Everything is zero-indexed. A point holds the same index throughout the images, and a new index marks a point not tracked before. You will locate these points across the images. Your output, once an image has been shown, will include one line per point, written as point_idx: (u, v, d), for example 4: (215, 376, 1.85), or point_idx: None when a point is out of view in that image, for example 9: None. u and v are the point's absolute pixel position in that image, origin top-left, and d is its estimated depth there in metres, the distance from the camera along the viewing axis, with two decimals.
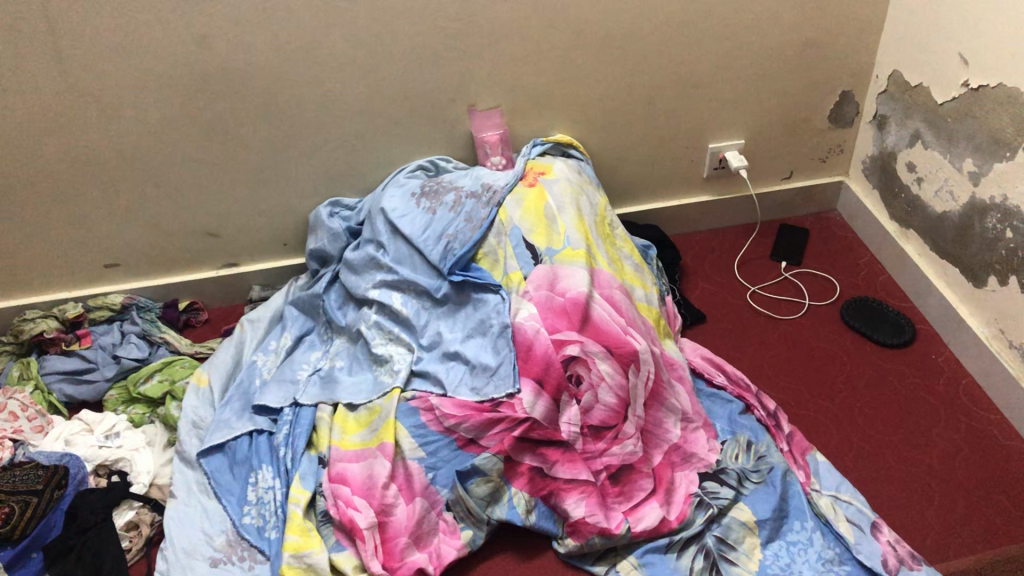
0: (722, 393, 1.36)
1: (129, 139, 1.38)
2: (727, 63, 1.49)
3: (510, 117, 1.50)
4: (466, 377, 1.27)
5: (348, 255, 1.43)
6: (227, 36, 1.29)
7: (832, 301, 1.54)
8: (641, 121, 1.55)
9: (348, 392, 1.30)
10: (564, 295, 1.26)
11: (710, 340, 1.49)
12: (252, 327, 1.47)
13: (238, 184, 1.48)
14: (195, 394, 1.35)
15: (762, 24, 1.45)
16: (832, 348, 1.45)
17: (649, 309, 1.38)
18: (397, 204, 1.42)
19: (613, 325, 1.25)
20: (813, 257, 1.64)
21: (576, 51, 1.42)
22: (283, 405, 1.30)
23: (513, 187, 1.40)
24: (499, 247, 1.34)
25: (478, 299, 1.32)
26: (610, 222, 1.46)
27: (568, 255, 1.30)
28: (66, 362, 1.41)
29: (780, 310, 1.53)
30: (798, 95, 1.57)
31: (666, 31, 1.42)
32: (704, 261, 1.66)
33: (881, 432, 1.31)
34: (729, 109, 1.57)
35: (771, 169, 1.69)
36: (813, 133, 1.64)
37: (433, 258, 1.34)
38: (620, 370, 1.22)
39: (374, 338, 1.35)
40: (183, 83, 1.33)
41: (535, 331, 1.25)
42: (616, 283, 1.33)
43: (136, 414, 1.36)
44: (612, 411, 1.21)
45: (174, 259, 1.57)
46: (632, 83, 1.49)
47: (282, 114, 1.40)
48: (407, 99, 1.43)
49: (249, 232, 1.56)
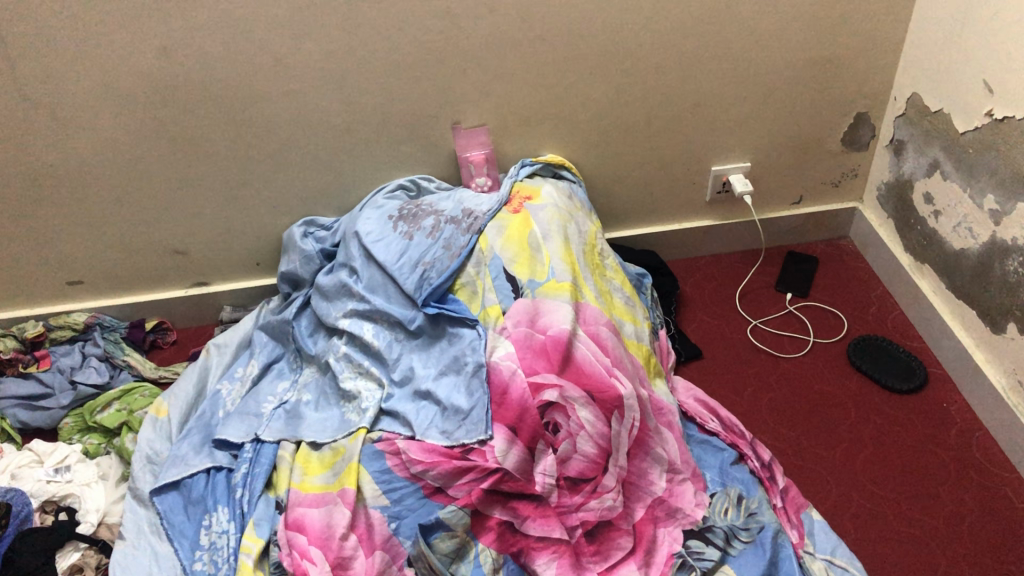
0: (713, 440, 1.27)
1: (88, 154, 1.31)
2: (731, 82, 1.39)
3: (496, 135, 1.41)
4: (437, 419, 1.19)
5: (320, 280, 1.35)
6: (192, 48, 1.21)
7: (839, 338, 1.44)
8: (638, 142, 1.45)
9: (312, 430, 1.22)
10: (544, 333, 1.17)
11: (705, 378, 1.39)
12: (219, 353, 1.39)
13: (207, 201, 1.40)
14: (153, 426, 1.27)
15: (769, 42, 1.34)
16: (836, 391, 1.36)
17: (639, 347, 1.29)
18: (372, 228, 1.33)
19: (597, 367, 1.16)
20: (820, 289, 1.54)
21: (570, 67, 1.33)
22: (243, 440, 1.23)
23: (497, 213, 1.31)
24: (478, 278, 1.26)
25: (453, 334, 1.24)
26: (600, 251, 1.36)
27: (551, 288, 1.21)
28: (23, 386, 1.35)
29: (781, 347, 1.44)
30: (808, 117, 1.47)
31: (667, 47, 1.32)
32: (704, 290, 1.56)
33: (885, 488, 1.22)
34: (733, 131, 1.46)
35: (777, 194, 1.58)
36: (824, 157, 1.54)
37: (408, 287, 1.25)
38: (602, 418, 1.13)
39: (343, 371, 1.27)
40: (144, 95, 1.25)
41: (511, 372, 1.16)
42: (602, 319, 1.23)
43: (91, 444, 1.29)
44: (591, 462, 1.12)
45: (142, 277, 1.49)
46: (629, 102, 1.39)
47: (252, 129, 1.32)
48: (386, 115, 1.34)
49: (220, 251, 1.48)
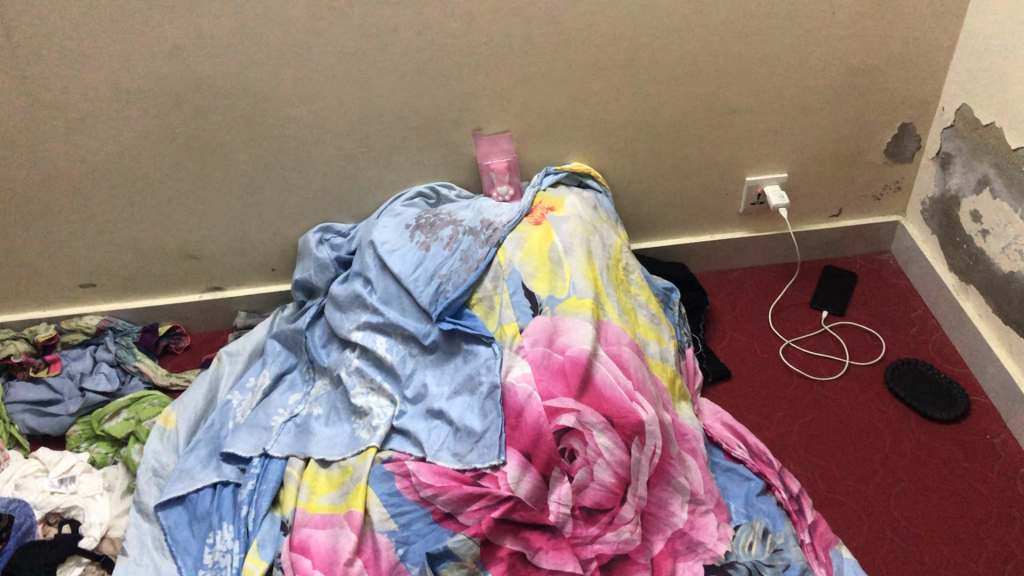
0: (739, 469, 1.20)
1: (98, 158, 1.28)
2: (767, 90, 1.32)
3: (519, 142, 1.35)
4: (449, 440, 1.14)
5: (334, 290, 1.30)
6: (205, 51, 1.17)
7: (876, 361, 1.36)
8: (668, 150, 1.39)
9: (321, 447, 1.18)
10: (562, 353, 1.12)
11: (733, 401, 1.33)
12: (231, 361, 1.36)
13: (221, 206, 1.37)
14: (160, 437, 1.24)
15: (808, 48, 1.27)
16: (871, 419, 1.28)
17: (663, 368, 1.22)
18: (388, 237, 1.28)
19: (617, 391, 1.10)
20: (858, 306, 1.47)
21: (597, 73, 1.27)
22: (252, 454, 1.19)
23: (517, 225, 1.26)
24: (496, 293, 1.20)
25: (468, 351, 1.19)
26: (626, 265, 1.30)
27: (571, 306, 1.16)
28: (32, 391, 1.33)
29: (815, 368, 1.36)
30: (849, 127, 1.39)
31: (700, 52, 1.26)
32: (735, 305, 1.49)
33: (920, 526, 1.15)
34: (769, 140, 1.40)
35: (815, 206, 1.51)
36: (866, 169, 1.46)
37: (423, 301, 1.21)
38: (621, 445, 1.08)
39: (354, 386, 1.23)
40: (156, 99, 1.22)
41: (526, 395, 1.11)
42: (625, 338, 1.17)
43: (98, 454, 1.26)
44: (608, 491, 1.07)
45: (155, 281, 1.47)
46: (659, 109, 1.33)
47: (266, 133, 1.28)
48: (405, 121, 1.29)
49: (235, 256, 1.45)
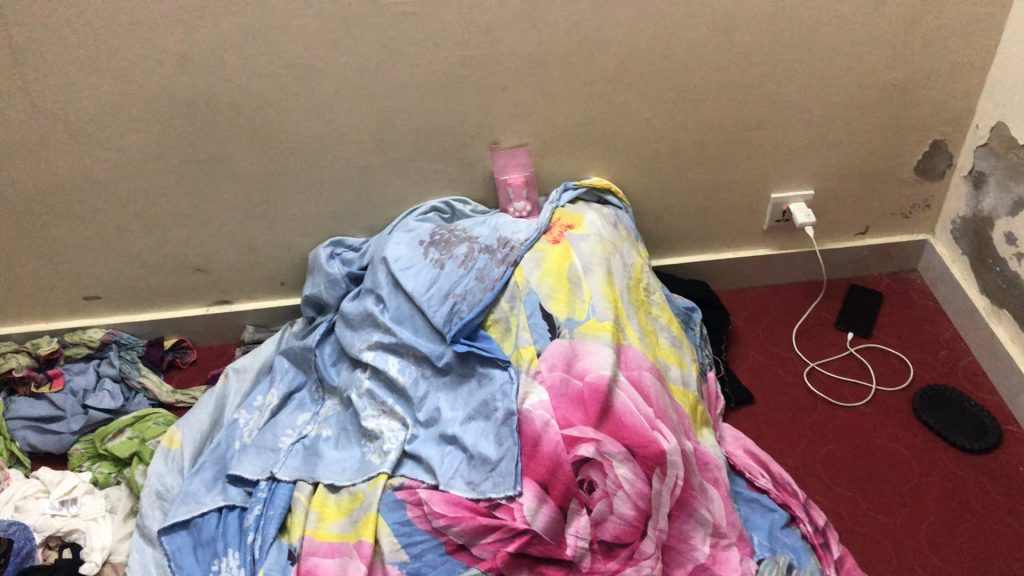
0: (763, 499, 1.16)
1: (104, 170, 1.24)
2: (794, 104, 1.28)
3: (538, 157, 1.31)
4: (463, 467, 1.10)
5: (345, 307, 1.26)
6: (215, 60, 1.13)
7: (904, 386, 1.32)
8: (691, 165, 1.35)
9: (330, 471, 1.14)
10: (581, 379, 1.08)
11: (756, 426, 1.28)
12: (237, 378, 1.32)
13: (230, 219, 1.33)
14: (164, 458, 1.20)
15: (839, 62, 1.23)
16: (899, 447, 1.24)
17: (685, 394, 1.18)
18: (401, 253, 1.24)
19: (638, 419, 1.06)
20: (885, 328, 1.42)
21: (619, 86, 1.22)
22: (258, 477, 1.15)
23: (535, 243, 1.21)
24: (512, 314, 1.17)
25: (483, 374, 1.15)
26: (647, 285, 1.26)
27: (591, 328, 1.12)
28: (34, 407, 1.29)
29: (840, 393, 1.32)
30: (878, 144, 1.35)
31: (727, 65, 1.22)
32: (758, 325, 1.45)
33: (950, 562, 1.10)
34: (795, 156, 1.35)
35: (841, 224, 1.46)
36: (895, 186, 1.41)
37: (436, 321, 1.16)
38: (642, 476, 1.04)
39: (365, 408, 1.19)
40: (163, 110, 1.18)
41: (543, 423, 1.07)
42: (646, 363, 1.13)
43: (100, 474, 1.22)
44: (628, 525, 1.03)
45: (162, 294, 1.43)
46: (682, 124, 1.29)
47: (276, 146, 1.24)
48: (420, 133, 1.25)
49: (244, 269, 1.41)
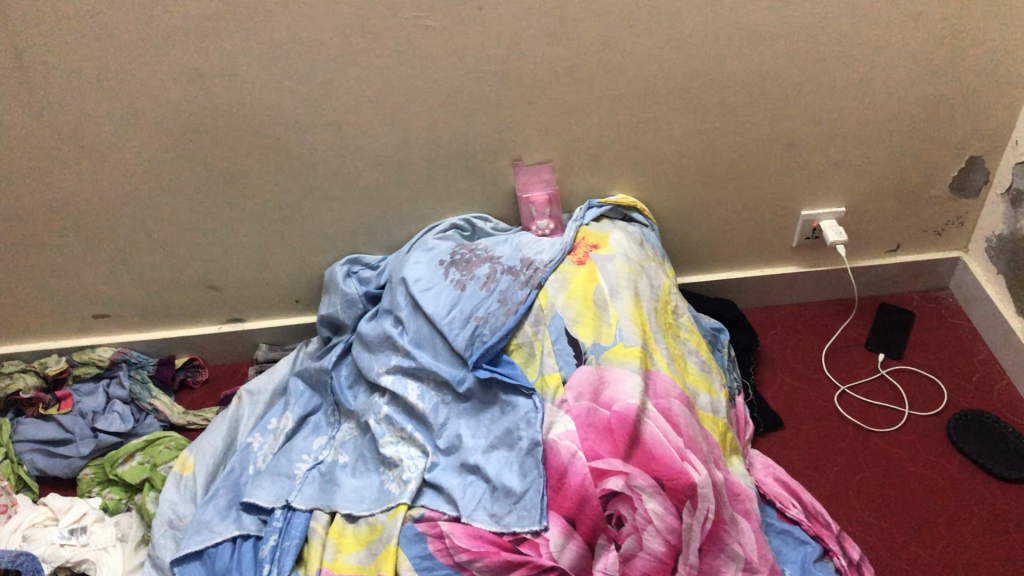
0: (795, 531, 1.12)
1: (115, 187, 1.21)
2: (828, 121, 1.24)
3: (562, 174, 1.27)
4: (486, 499, 1.06)
5: (363, 328, 1.22)
6: (231, 76, 1.09)
7: (938, 411, 1.28)
8: (720, 182, 1.30)
9: (347, 500, 1.10)
10: (609, 408, 1.04)
11: (786, 453, 1.24)
12: (251, 401, 1.29)
13: (244, 236, 1.29)
14: (176, 485, 1.17)
15: (875, 78, 1.19)
16: (934, 476, 1.20)
17: (714, 421, 1.14)
18: (421, 274, 1.20)
19: (667, 450, 1.02)
20: (916, 348, 1.38)
21: (648, 101, 1.18)
22: (273, 506, 1.11)
23: (560, 265, 1.18)
24: (536, 338, 1.13)
25: (506, 401, 1.11)
26: (674, 308, 1.22)
27: (618, 354, 1.08)
28: (42, 429, 1.26)
29: (871, 418, 1.28)
30: (914, 159, 1.30)
31: (760, 81, 1.17)
32: (786, 345, 1.41)
33: None
34: (826, 173, 1.31)
35: (872, 241, 1.42)
36: (929, 203, 1.37)
37: (458, 345, 1.12)
38: (672, 510, 1.00)
39: (383, 435, 1.15)
40: (176, 125, 1.14)
41: (570, 454, 1.03)
42: (675, 391, 1.09)
43: (111, 500, 1.19)
44: (659, 562, 0.98)
45: (173, 311, 1.40)
46: (712, 140, 1.24)
47: (293, 162, 1.20)
48: (441, 150, 1.21)
49: (258, 287, 1.37)
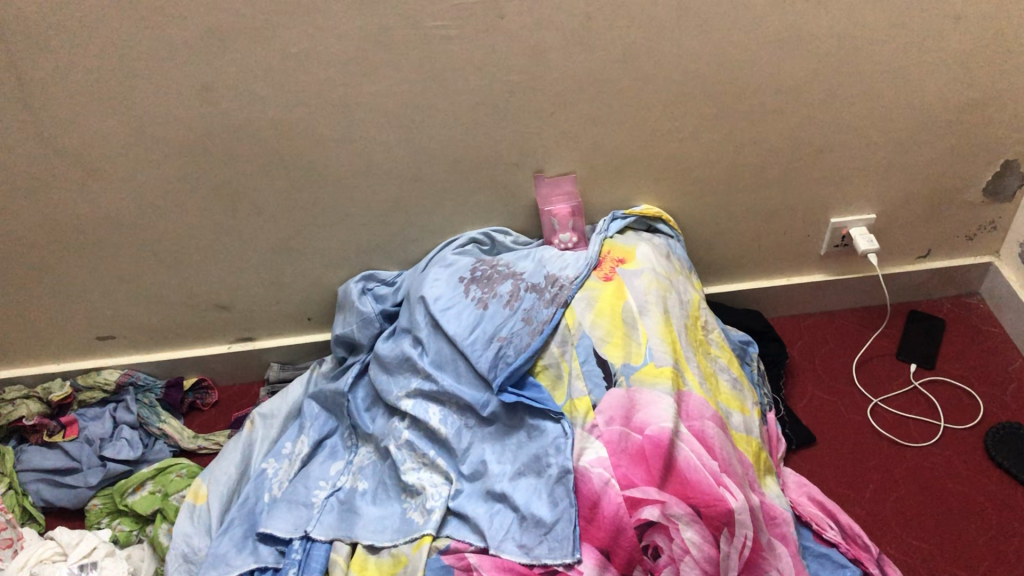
0: (833, 554, 1.06)
1: (120, 207, 1.16)
2: (860, 127, 1.19)
3: (584, 186, 1.22)
4: (514, 529, 1.01)
5: (380, 349, 1.18)
6: (240, 91, 1.04)
7: (974, 423, 1.23)
8: (747, 191, 1.26)
9: (368, 530, 1.05)
10: (641, 432, 0.99)
11: (819, 470, 1.20)
12: (265, 425, 1.25)
13: (255, 254, 1.25)
14: (190, 516, 1.12)
15: (911, 83, 1.14)
16: (973, 493, 1.15)
17: (748, 441, 1.09)
18: (440, 292, 1.16)
19: (703, 475, 0.96)
20: (948, 358, 1.34)
21: (675, 109, 1.13)
22: (291, 536, 1.06)
23: (586, 281, 1.13)
24: (564, 360, 1.08)
25: (533, 426, 1.06)
26: (704, 323, 1.18)
27: (649, 374, 1.03)
28: (47, 457, 1.22)
29: (906, 432, 1.24)
30: (947, 165, 1.26)
31: (790, 88, 1.13)
32: (814, 355, 1.37)
33: None
34: (856, 180, 1.27)
35: (901, 248, 1.39)
36: (961, 208, 1.33)
37: (481, 367, 1.08)
38: (710, 538, 0.94)
39: (404, 461, 1.11)
40: (183, 143, 1.09)
41: (603, 482, 0.98)
42: (709, 411, 1.03)
43: (121, 532, 1.15)
44: None
45: (182, 332, 1.36)
46: (740, 148, 1.20)
47: (305, 178, 1.15)
48: (460, 164, 1.16)
49: (270, 305, 1.33)
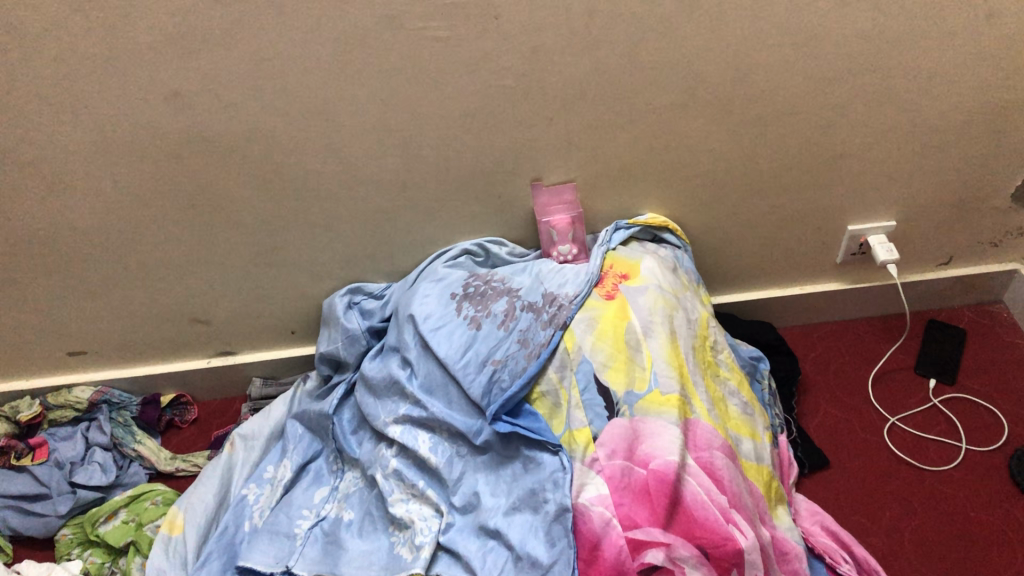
0: None
1: (87, 220, 1.08)
2: (882, 132, 1.11)
3: (585, 195, 1.14)
4: (508, 569, 0.92)
5: (367, 370, 1.11)
6: (212, 98, 0.96)
7: (997, 445, 1.16)
8: (760, 198, 1.18)
9: (354, 567, 0.98)
10: (645, 467, 0.91)
11: (834, 497, 1.13)
12: (246, 447, 1.18)
13: (234, 267, 1.18)
14: (165, 549, 1.05)
15: (939, 85, 1.05)
16: (998, 522, 1.07)
17: (759, 470, 1.01)
18: (431, 310, 1.08)
19: (711, 512, 0.87)
20: (969, 372, 1.27)
21: (685, 114, 1.05)
22: (272, 571, 0.99)
23: (587, 300, 1.06)
24: (562, 386, 1.00)
25: (529, 457, 0.98)
26: (712, 342, 1.10)
27: (653, 403, 0.95)
28: (14, 483, 1.16)
29: (925, 454, 1.17)
30: (974, 169, 1.17)
31: (809, 91, 1.04)
32: (828, 369, 1.31)
33: None
34: (876, 187, 1.19)
35: (921, 255, 1.32)
36: (986, 214, 1.25)
37: (473, 393, 1.00)
38: None
39: (392, 492, 1.03)
40: (152, 153, 1.01)
41: (604, 523, 0.89)
42: (718, 441, 0.95)
43: (93, 564, 1.08)
44: None
45: (160, 346, 1.29)
46: (753, 155, 1.12)
47: (286, 190, 1.08)
48: (451, 174, 1.08)
49: (253, 319, 1.26)
